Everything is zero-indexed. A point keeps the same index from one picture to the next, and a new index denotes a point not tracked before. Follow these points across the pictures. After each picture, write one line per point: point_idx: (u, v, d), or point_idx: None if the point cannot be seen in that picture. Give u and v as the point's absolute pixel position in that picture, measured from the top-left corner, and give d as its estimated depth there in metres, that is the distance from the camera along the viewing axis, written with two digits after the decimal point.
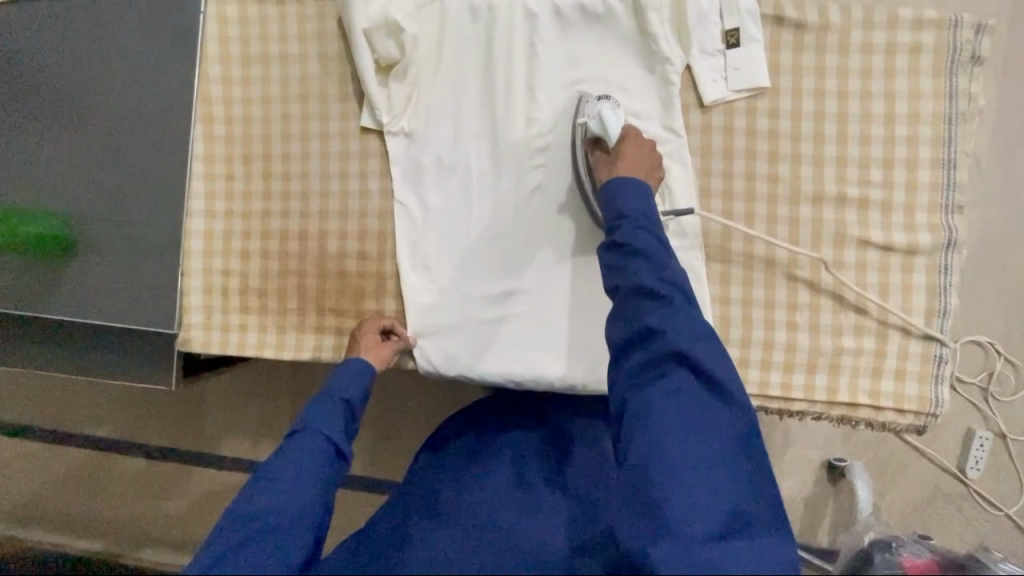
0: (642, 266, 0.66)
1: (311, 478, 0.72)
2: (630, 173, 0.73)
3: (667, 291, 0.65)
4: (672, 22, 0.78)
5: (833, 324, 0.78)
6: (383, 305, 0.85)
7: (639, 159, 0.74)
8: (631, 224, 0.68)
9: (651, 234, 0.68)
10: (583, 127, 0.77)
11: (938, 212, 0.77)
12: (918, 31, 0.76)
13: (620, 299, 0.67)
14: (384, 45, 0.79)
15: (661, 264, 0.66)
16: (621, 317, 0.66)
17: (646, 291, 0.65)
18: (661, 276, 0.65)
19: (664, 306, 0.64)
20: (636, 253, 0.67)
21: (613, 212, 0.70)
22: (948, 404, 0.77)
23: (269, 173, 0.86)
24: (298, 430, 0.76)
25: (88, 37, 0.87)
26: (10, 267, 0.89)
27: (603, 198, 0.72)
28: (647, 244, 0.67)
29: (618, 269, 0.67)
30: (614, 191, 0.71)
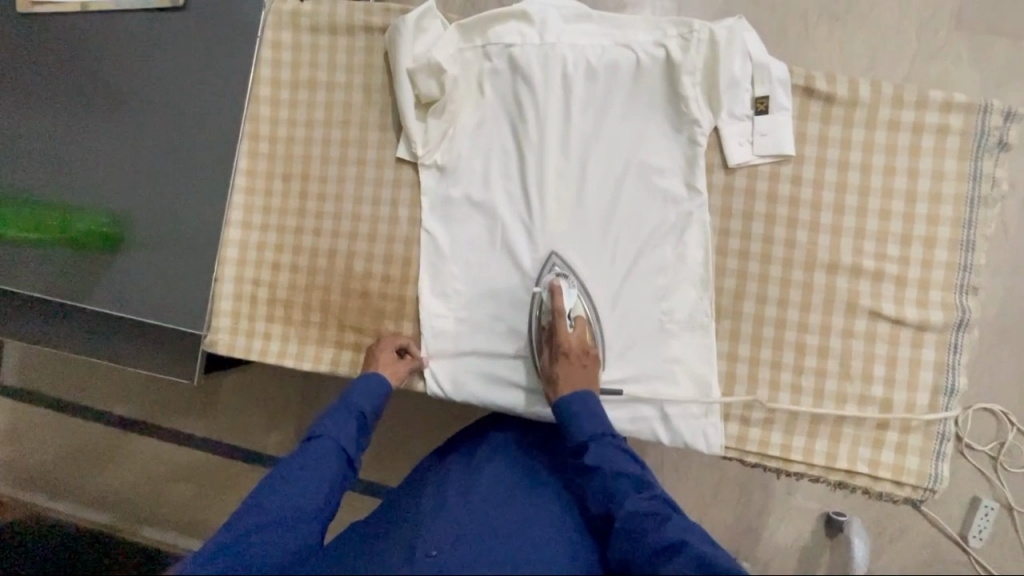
0: (628, 489, 0.70)
1: (325, 484, 0.74)
2: (575, 388, 0.77)
3: (662, 508, 0.69)
4: (703, 85, 0.80)
5: (838, 391, 0.79)
6: (400, 326, 0.88)
7: (582, 361, 0.78)
8: (602, 444, 0.74)
9: (623, 450, 0.74)
10: (538, 297, 0.82)
11: (952, 292, 0.78)
12: (947, 113, 0.77)
13: (621, 524, 0.68)
14: (426, 85, 0.84)
15: (642, 484, 0.72)
16: (627, 536, 0.67)
17: (643, 514, 0.68)
18: (650, 494, 0.70)
19: (665, 519, 0.68)
20: (617, 474, 0.71)
21: (577, 434, 0.75)
22: (946, 481, 0.77)
23: (305, 193, 0.91)
24: (315, 438, 0.77)
25: (151, 48, 0.92)
26: (54, 257, 0.94)
27: (564, 423, 0.76)
28: (624, 462, 0.73)
29: (608, 495, 0.71)
30: (570, 413, 0.76)
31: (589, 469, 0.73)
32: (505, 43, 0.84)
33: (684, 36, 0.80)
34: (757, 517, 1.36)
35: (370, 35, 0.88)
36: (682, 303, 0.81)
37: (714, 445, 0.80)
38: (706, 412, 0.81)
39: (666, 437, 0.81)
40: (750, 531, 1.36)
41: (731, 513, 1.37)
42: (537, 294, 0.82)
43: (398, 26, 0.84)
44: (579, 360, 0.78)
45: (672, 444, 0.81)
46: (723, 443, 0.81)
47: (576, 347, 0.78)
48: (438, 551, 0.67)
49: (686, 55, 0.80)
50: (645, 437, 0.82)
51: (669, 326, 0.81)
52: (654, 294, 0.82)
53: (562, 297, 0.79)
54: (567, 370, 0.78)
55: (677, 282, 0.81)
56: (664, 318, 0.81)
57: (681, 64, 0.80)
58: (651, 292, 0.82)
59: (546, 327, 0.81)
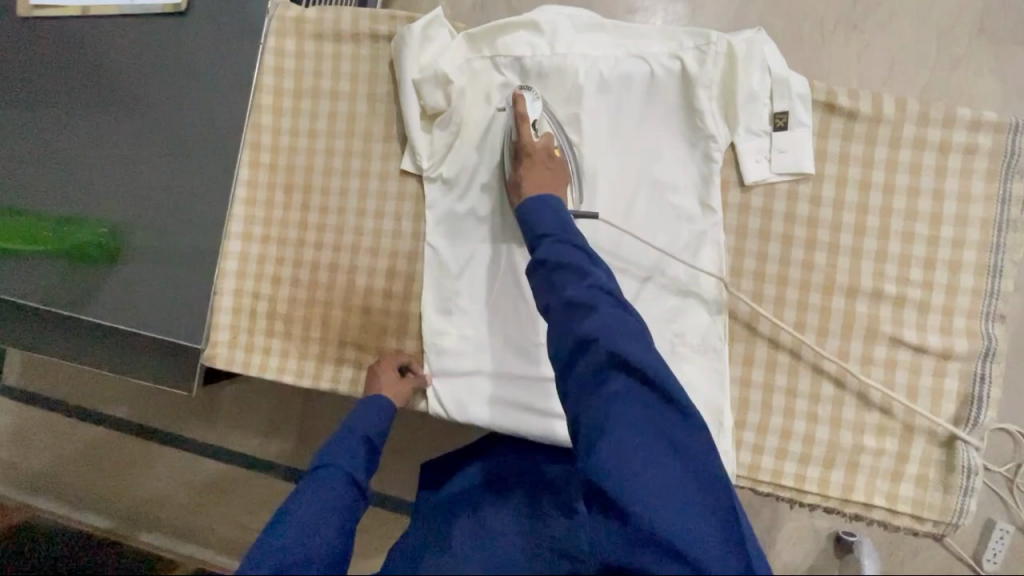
0: (569, 278, 0.66)
1: (335, 511, 0.70)
2: (541, 190, 0.75)
3: (594, 296, 0.64)
4: (720, 100, 0.77)
5: (856, 420, 0.76)
6: (402, 343, 0.86)
7: (547, 163, 0.76)
8: (552, 243, 0.69)
9: (572, 244, 0.69)
10: (501, 115, 0.81)
11: (978, 319, 0.74)
12: (975, 131, 0.74)
13: (556, 315, 0.65)
14: (432, 96, 0.81)
15: (584, 271, 0.66)
16: (556, 325, 0.65)
17: (578, 302, 0.64)
18: (588, 283, 0.65)
19: (593, 309, 0.63)
20: (559, 268, 0.67)
21: (533, 233, 0.71)
22: (969, 517, 0.74)
23: (307, 205, 0.89)
24: (320, 467, 0.74)
25: (152, 56, 0.90)
26: (50, 268, 0.92)
27: (523, 224, 0.73)
28: (568, 255, 0.67)
29: (549, 287, 0.67)
30: (532, 212, 0.73)
31: (539, 264, 0.69)
32: (514, 54, 0.81)
33: (701, 48, 0.77)
34: (765, 537, 1.33)
35: (375, 43, 0.86)
36: (694, 326, 0.78)
37: None
38: (719, 442, 0.77)
39: None
40: None
41: None
42: (501, 112, 0.81)
43: (404, 35, 0.81)
44: (543, 161, 0.76)
45: None
46: (735, 473, 0.78)
47: (541, 145, 0.76)
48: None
49: (703, 68, 0.77)
50: None
51: (680, 349, 0.78)
52: (665, 314, 0.79)
53: (525, 106, 0.78)
54: (531, 171, 0.76)
55: (689, 304, 0.78)
56: (675, 340, 0.78)
57: (697, 76, 0.77)
58: (663, 315, 0.79)
59: (510, 141, 0.79)
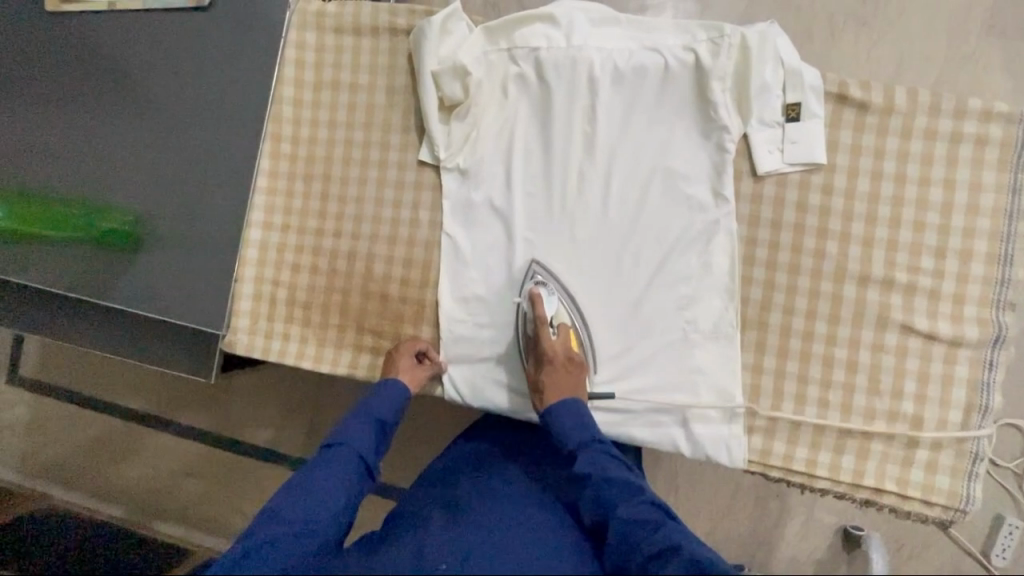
0: (621, 495, 0.68)
1: (340, 488, 0.72)
2: (563, 394, 0.76)
3: (657, 513, 0.67)
4: (733, 91, 0.79)
5: (867, 407, 0.77)
6: (419, 330, 0.87)
7: (567, 367, 0.77)
8: (592, 453, 0.72)
9: (612, 456, 0.73)
10: (519, 310, 0.82)
11: (988, 308, 0.75)
12: (986, 123, 0.75)
13: (617, 532, 0.66)
14: (450, 87, 0.83)
15: (637, 489, 0.69)
16: (620, 542, 0.66)
17: (638, 522, 0.66)
18: (640, 498, 0.68)
19: (658, 526, 0.66)
20: (608, 482, 0.69)
21: (565, 442, 0.74)
22: (979, 502, 0.75)
23: (326, 195, 0.91)
24: (334, 445, 0.76)
25: (176, 48, 0.92)
26: (75, 256, 0.94)
27: (552, 432, 0.75)
28: (613, 467, 0.71)
29: (601, 504, 0.69)
30: (557, 420, 0.75)
31: (581, 477, 0.71)
32: (530, 47, 0.83)
33: (715, 40, 0.78)
34: (772, 530, 1.33)
35: (394, 36, 0.88)
36: (707, 313, 0.80)
37: (736, 458, 0.79)
38: (730, 426, 0.79)
39: (688, 451, 0.80)
40: (765, 543, 1.33)
41: (747, 525, 1.33)
42: (519, 305, 0.82)
43: (424, 27, 0.83)
44: (565, 366, 0.77)
45: (694, 458, 0.80)
46: (746, 457, 0.79)
47: (561, 355, 0.78)
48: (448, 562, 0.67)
49: (716, 60, 0.78)
50: (667, 450, 0.81)
51: (693, 336, 0.80)
52: (678, 303, 0.80)
53: (543, 305, 0.79)
54: (553, 376, 0.77)
55: (703, 291, 0.80)
56: (687, 328, 0.80)
57: (711, 69, 0.78)
58: (675, 301, 0.80)
59: (528, 341, 0.81)
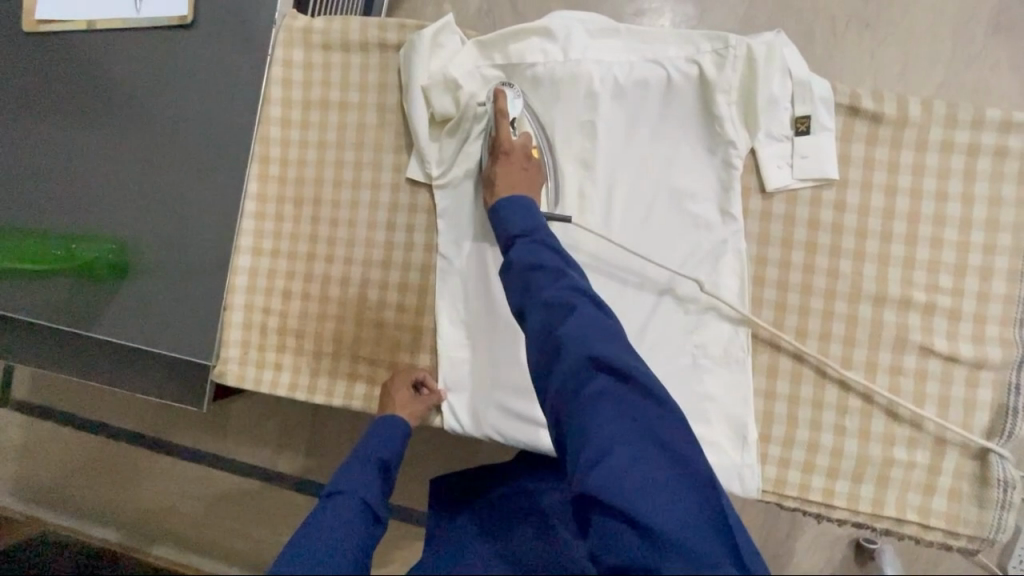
0: (545, 280, 0.65)
1: (348, 539, 0.64)
2: (514, 190, 0.74)
3: (577, 298, 0.63)
4: (739, 104, 0.75)
5: (886, 432, 0.74)
6: (417, 358, 0.84)
7: (523, 163, 0.76)
8: (530, 242, 0.69)
9: (550, 247, 0.68)
10: (480, 111, 0.80)
11: (1011, 327, 0.72)
12: (1005, 133, 0.71)
13: (535, 316, 0.63)
14: (440, 101, 0.80)
15: (561, 273, 0.65)
16: (536, 327, 0.63)
17: (555, 303, 0.63)
18: (561, 282, 0.64)
19: (571, 309, 0.62)
20: (538, 268, 0.66)
21: (507, 235, 0.71)
22: (1008, 532, 0.71)
23: (317, 218, 0.87)
24: (334, 494, 0.68)
25: (159, 69, 0.89)
26: (60, 287, 0.91)
27: (495, 223, 0.73)
28: (546, 257, 0.67)
29: (524, 289, 0.66)
30: (501, 217, 0.72)
31: (511, 263, 0.68)
32: (526, 62, 0.79)
33: (719, 52, 0.75)
34: (783, 545, 1.29)
35: (384, 52, 0.84)
36: (716, 337, 0.76)
37: (750, 489, 0.75)
38: (743, 456, 0.75)
39: None
40: (775, 559, 1.30)
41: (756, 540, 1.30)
42: (482, 108, 0.79)
43: (414, 41, 0.80)
44: (521, 163, 0.76)
45: None
46: (760, 487, 0.75)
47: (518, 148, 0.76)
48: None
49: (721, 72, 0.75)
50: None
51: (703, 361, 0.76)
52: (685, 327, 0.77)
53: (505, 101, 0.77)
54: (505, 169, 0.75)
55: (712, 314, 0.76)
56: (697, 352, 0.76)
57: (716, 82, 0.74)
58: (683, 325, 0.77)
59: (488, 137, 0.79)
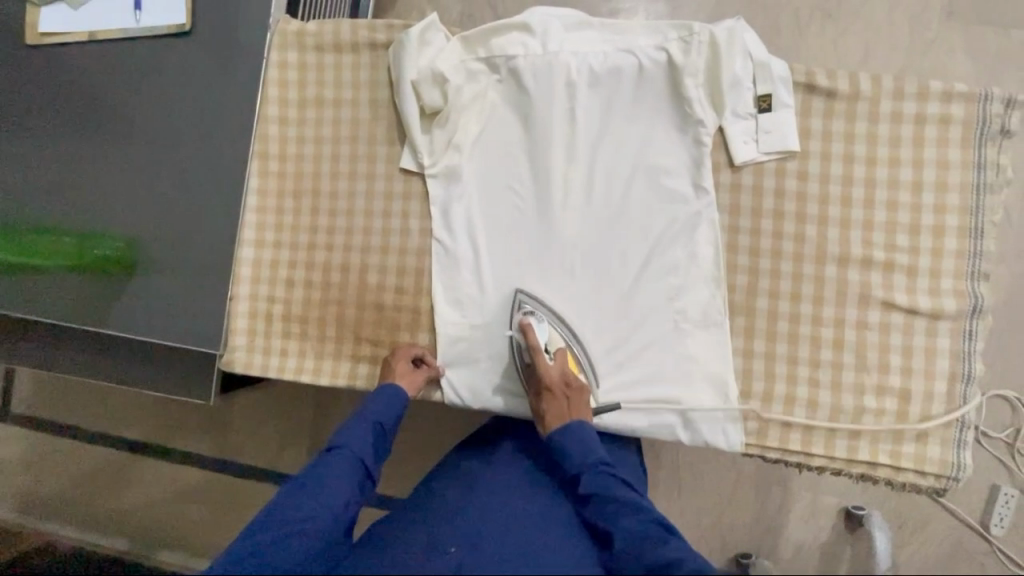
0: (624, 512, 0.70)
1: (341, 492, 0.74)
2: (567, 418, 0.78)
3: (660, 533, 0.68)
4: (706, 86, 0.82)
5: (856, 382, 0.80)
6: (416, 337, 0.89)
7: (565, 393, 0.79)
8: (597, 473, 0.74)
9: (618, 478, 0.74)
10: (513, 341, 0.84)
11: (964, 280, 0.78)
12: (948, 103, 0.78)
13: (620, 543, 0.68)
14: (430, 95, 0.85)
15: (640, 506, 0.71)
16: (627, 558, 0.67)
17: (640, 535, 0.68)
18: (644, 515, 0.70)
19: (663, 540, 0.67)
20: (614, 500, 0.72)
21: (569, 465, 0.76)
22: (969, 469, 0.78)
23: (316, 209, 0.92)
24: (334, 449, 0.78)
25: (159, 73, 0.93)
26: (69, 287, 0.95)
27: (557, 454, 0.77)
28: (617, 487, 0.73)
29: (606, 518, 0.71)
30: (562, 447, 0.77)
31: (586, 496, 0.74)
32: (508, 55, 0.85)
33: (685, 39, 0.81)
34: (776, 516, 1.34)
35: (374, 51, 0.90)
36: (696, 302, 0.82)
37: (733, 441, 0.81)
38: (725, 411, 0.81)
39: (686, 436, 0.82)
40: (770, 530, 1.34)
41: (751, 512, 1.34)
42: (512, 337, 0.83)
43: (402, 40, 0.86)
44: (564, 392, 0.79)
45: (692, 443, 0.82)
46: (743, 439, 0.81)
47: (559, 382, 0.79)
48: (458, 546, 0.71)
49: (688, 58, 0.81)
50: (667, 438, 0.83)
51: (684, 325, 0.82)
52: (666, 295, 0.82)
53: (535, 334, 0.81)
54: (552, 406, 0.79)
55: (690, 280, 0.82)
56: (678, 317, 0.82)
57: (683, 67, 0.81)
58: (664, 293, 0.82)
59: (527, 368, 0.83)
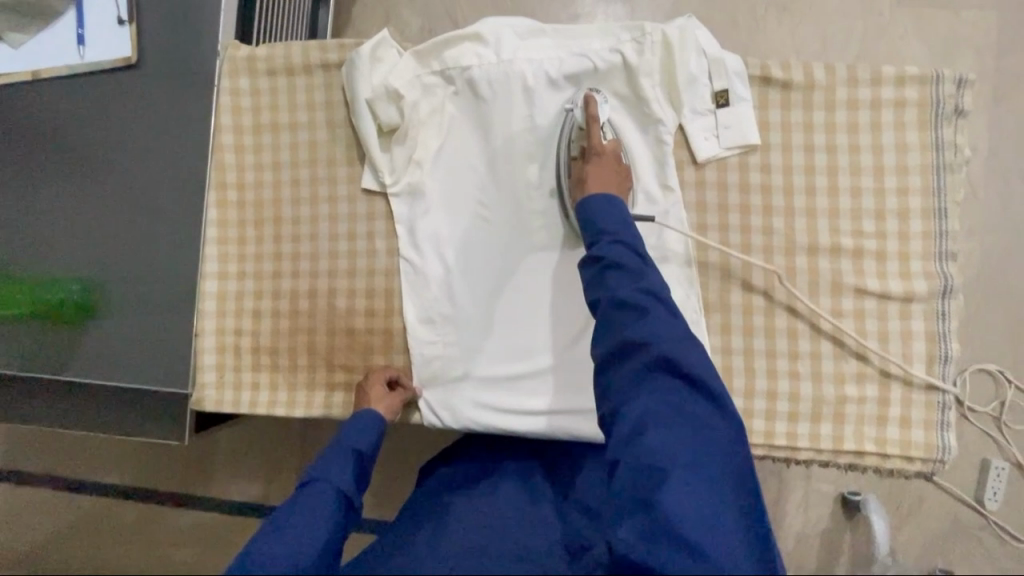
0: (620, 279, 0.69)
1: (318, 523, 0.69)
2: (605, 190, 0.76)
3: (648, 301, 0.67)
4: (663, 85, 0.81)
5: (836, 371, 0.79)
6: (390, 359, 0.87)
7: (614, 166, 0.78)
8: (609, 241, 0.71)
9: (629, 247, 0.70)
10: (570, 115, 0.82)
11: (932, 260, 0.78)
12: (902, 86, 0.79)
13: (606, 310, 0.68)
14: (386, 112, 0.84)
15: (640, 274, 0.69)
16: (606, 322, 0.68)
17: (628, 303, 0.67)
18: (640, 285, 0.68)
19: (646, 313, 0.67)
20: (615, 267, 0.69)
21: (590, 229, 0.73)
22: (954, 450, 0.77)
23: (280, 236, 0.90)
24: (309, 483, 0.73)
25: (108, 109, 0.91)
26: (29, 337, 0.91)
27: (581, 216, 0.75)
28: (626, 256, 0.70)
29: (601, 284, 0.70)
30: (588, 211, 0.74)
31: (592, 258, 0.72)
32: (462, 66, 0.84)
33: (638, 39, 0.81)
34: (774, 508, 1.33)
35: (327, 71, 0.88)
36: (671, 303, 0.80)
37: None
38: None
39: None
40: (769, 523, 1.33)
41: None
42: (570, 112, 0.82)
43: (353, 59, 0.84)
44: (611, 164, 0.78)
45: None
46: None
47: (610, 150, 0.79)
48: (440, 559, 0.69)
49: (642, 57, 0.80)
50: None
51: None
52: None
53: (596, 107, 0.80)
54: (596, 168, 0.78)
55: (664, 282, 0.81)
56: None
57: (639, 67, 0.80)
58: None
59: (577, 140, 0.81)
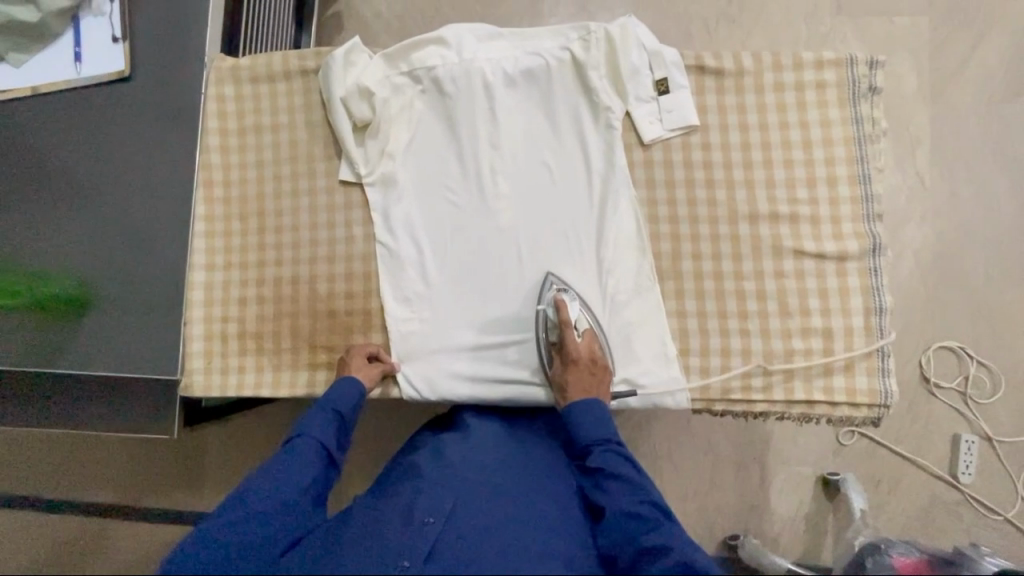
0: (622, 489, 0.75)
1: (299, 476, 0.76)
2: (586, 395, 0.80)
3: (655, 514, 0.73)
4: (609, 77, 0.90)
5: (782, 327, 0.85)
6: (370, 337, 0.92)
7: (591, 369, 0.82)
8: (606, 450, 0.78)
9: (625, 458, 0.77)
10: (542, 314, 0.85)
11: (861, 223, 0.86)
12: (821, 70, 0.88)
13: (614, 522, 0.73)
14: (359, 109, 0.92)
15: (640, 487, 0.75)
16: (618, 536, 0.72)
17: (636, 515, 0.72)
18: (643, 497, 0.74)
19: (657, 524, 0.72)
20: (616, 477, 0.76)
21: (582, 438, 0.79)
22: (896, 394, 0.83)
23: (264, 228, 0.96)
24: (295, 438, 0.79)
25: (103, 117, 0.98)
26: (25, 331, 0.96)
27: (569, 424, 0.80)
28: (624, 468, 0.76)
29: (605, 495, 0.75)
30: (576, 417, 0.80)
31: (592, 470, 0.78)
32: (428, 66, 0.92)
33: (584, 38, 0.90)
34: (758, 492, 1.32)
35: (306, 77, 0.97)
36: (627, 273, 0.87)
37: (680, 400, 0.85)
38: (668, 370, 0.85)
39: (635, 399, 0.85)
40: (754, 508, 1.31)
41: (734, 493, 1.32)
42: (541, 310, 0.85)
43: (328, 63, 0.93)
44: (588, 367, 0.82)
45: (642, 405, 0.86)
46: (689, 396, 0.85)
47: (586, 355, 0.82)
48: (434, 518, 0.73)
49: (588, 53, 0.90)
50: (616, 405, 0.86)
51: (618, 294, 0.87)
52: (599, 268, 0.88)
53: (567, 310, 0.83)
54: (576, 377, 0.81)
55: (619, 252, 0.88)
56: (612, 288, 0.87)
57: (586, 61, 0.89)
58: (597, 266, 0.88)
59: (554, 341, 0.84)
